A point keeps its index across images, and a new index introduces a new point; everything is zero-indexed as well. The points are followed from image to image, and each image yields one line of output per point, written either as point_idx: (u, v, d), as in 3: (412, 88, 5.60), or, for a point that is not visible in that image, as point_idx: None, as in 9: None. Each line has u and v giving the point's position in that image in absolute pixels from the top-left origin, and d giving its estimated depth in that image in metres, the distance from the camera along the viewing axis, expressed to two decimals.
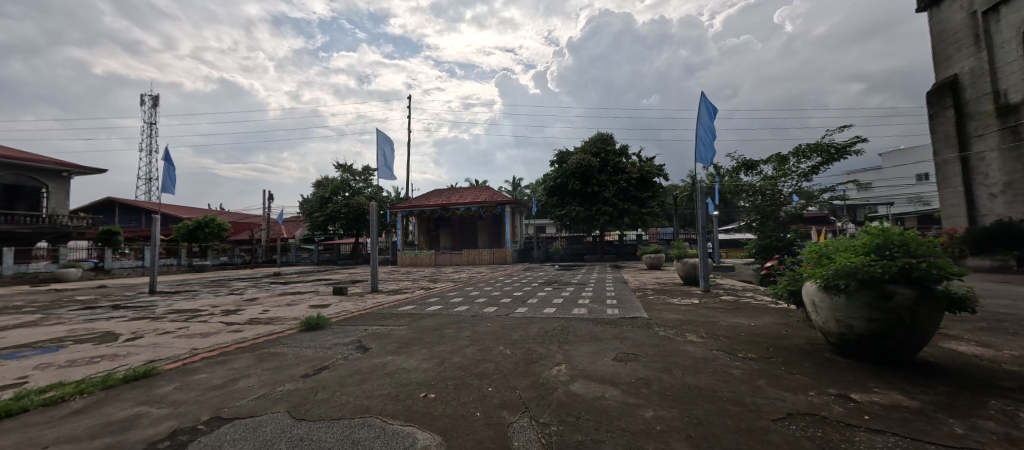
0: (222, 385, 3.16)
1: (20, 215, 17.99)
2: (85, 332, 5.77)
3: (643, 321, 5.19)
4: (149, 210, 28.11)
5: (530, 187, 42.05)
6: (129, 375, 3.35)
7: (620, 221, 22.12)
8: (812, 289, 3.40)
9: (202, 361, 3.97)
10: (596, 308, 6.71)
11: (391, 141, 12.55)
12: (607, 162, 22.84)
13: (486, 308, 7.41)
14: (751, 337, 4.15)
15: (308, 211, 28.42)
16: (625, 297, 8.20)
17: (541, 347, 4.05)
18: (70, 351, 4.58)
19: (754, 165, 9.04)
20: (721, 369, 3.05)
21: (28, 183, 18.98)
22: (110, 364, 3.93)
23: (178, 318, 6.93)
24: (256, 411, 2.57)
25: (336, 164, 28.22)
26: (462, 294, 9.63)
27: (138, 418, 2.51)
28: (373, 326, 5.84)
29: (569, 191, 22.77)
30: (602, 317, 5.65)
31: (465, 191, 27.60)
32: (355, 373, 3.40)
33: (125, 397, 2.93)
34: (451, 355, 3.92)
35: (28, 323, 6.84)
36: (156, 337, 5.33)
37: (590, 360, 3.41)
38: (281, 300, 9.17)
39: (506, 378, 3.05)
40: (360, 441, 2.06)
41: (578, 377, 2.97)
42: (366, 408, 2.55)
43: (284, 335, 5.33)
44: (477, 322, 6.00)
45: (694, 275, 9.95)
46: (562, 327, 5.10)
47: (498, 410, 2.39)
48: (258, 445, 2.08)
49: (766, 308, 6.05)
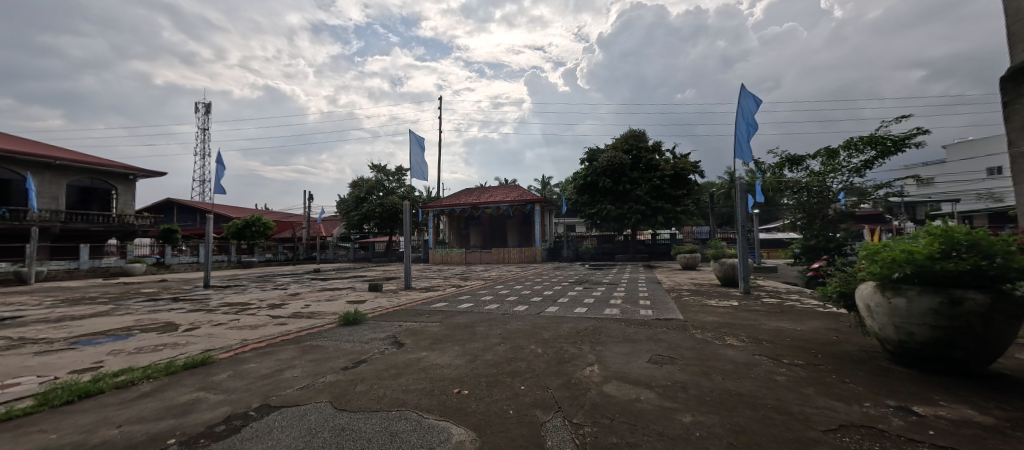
0: (270, 375, 3.36)
1: (94, 215, 19.84)
2: (150, 322, 6.31)
3: (678, 323, 5.03)
4: (203, 210, 30.20)
5: (560, 185, 41.72)
6: (188, 363, 3.63)
7: (653, 219, 21.51)
8: (867, 292, 3.17)
9: (252, 352, 4.23)
10: (629, 308, 6.56)
11: (422, 143, 12.83)
12: (640, 159, 22.27)
13: (516, 307, 7.44)
14: (796, 342, 3.94)
15: (345, 210, 29.54)
16: (659, 297, 7.98)
17: (572, 347, 4.02)
18: (138, 339, 5.01)
19: (800, 160, 8.53)
20: (764, 374, 2.91)
21: (100, 185, 20.90)
22: (172, 352, 4.27)
23: (229, 311, 7.43)
24: (301, 401, 2.70)
25: (371, 165, 29.17)
26: (493, 293, 9.71)
27: (197, 403, 2.72)
28: (407, 322, 6.00)
29: (599, 189, 22.39)
30: (635, 318, 5.52)
31: (495, 190, 27.75)
32: (391, 367, 3.50)
33: (186, 383, 3.17)
34: (483, 352, 3.96)
35: (102, 312, 7.55)
36: (211, 328, 5.74)
37: (624, 362, 3.35)
38: (321, 295, 9.60)
39: (538, 377, 3.05)
40: (398, 433, 2.12)
41: (611, 378, 2.92)
42: (403, 402, 2.63)
43: (324, 328, 5.59)
44: (508, 320, 6.02)
45: (733, 276, 9.53)
46: (594, 327, 5.04)
47: (531, 409, 2.40)
48: (304, 433, 2.18)
49: (812, 312, 5.70)
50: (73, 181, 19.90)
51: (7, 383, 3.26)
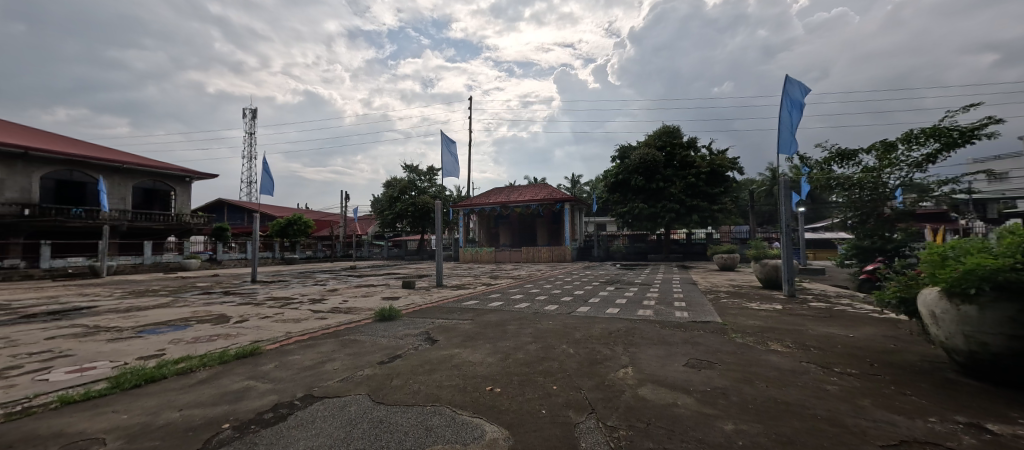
0: (312, 366, 3.53)
1: (156, 214, 21.55)
2: (205, 314, 6.80)
3: (717, 326, 4.83)
4: (250, 209, 32.10)
5: (590, 184, 41.15)
6: (239, 353, 3.87)
7: (688, 218, 20.82)
8: (932, 298, 2.91)
9: (295, 344, 4.45)
10: (663, 310, 6.37)
11: (453, 143, 13.04)
12: (674, 156, 21.56)
13: (546, 306, 7.38)
14: (848, 349, 3.69)
15: (379, 209, 30.50)
16: (695, 298, 7.72)
17: (605, 348, 3.96)
18: (195, 330, 5.41)
19: (851, 154, 7.97)
20: (813, 383, 2.74)
21: (160, 187, 22.74)
22: (224, 342, 4.58)
23: (274, 305, 7.87)
24: (341, 392, 2.82)
25: (403, 165, 29.92)
26: (522, 291, 9.73)
27: (248, 391, 2.90)
28: (439, 319, 6.11)
29: (631, 187, 21.89)
30: (670, 320, 5.36)
31: (524, 189, 27.77)
32: (425, 363, 3.58)
33: (237, 371, 3.39)
34: (515, 351, 3.97)
35: (164, 304, 8.21)
36: (258, 321, 6.11)
37: (658, 365, 3.26)
38: (358, 292, 9.99)
39: (570, 378, 3.03)
40: (433, 428, 2.17)
41: (646, 381, 2.85)
42: (437, 397, 2.68)
43: (361, 323, 5.81)
44: (538, 319, 6.01)
45: (775, 278, 9.06)
46: (627, 328, 4.93)
47: (565, 409, 2.38)
48: (345, 423, 2.28)
49: (866, 318, 5.31)
50: (138, 184, 21.76)
51: (85, 366, 3.62)
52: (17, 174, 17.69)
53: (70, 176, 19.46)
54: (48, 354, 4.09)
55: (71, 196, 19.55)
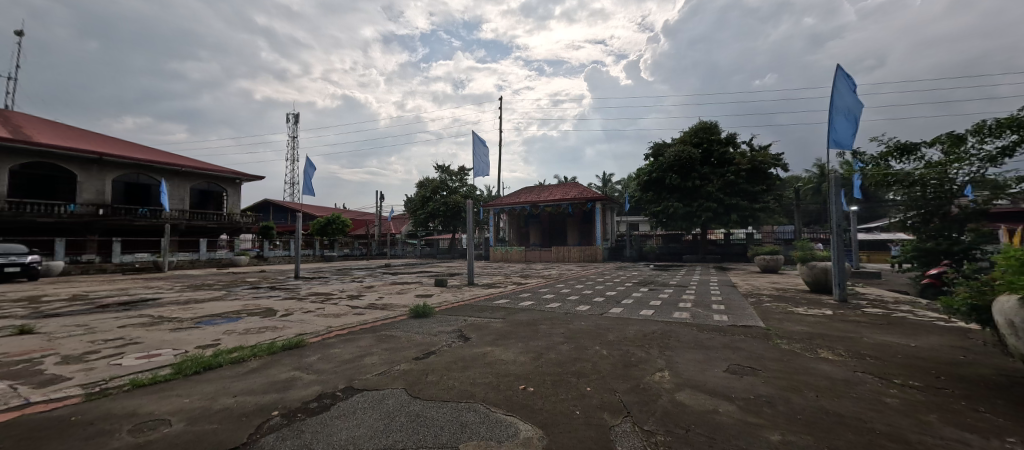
0: (352, 360, 3.68)
1: (211, 214, 23.17)
2: (254, 307, 7.25)
3: (759, 331, 4.61)
4: (293, 209, 33.86)
5: (622, 182, 40.31)
6: (285, 344, 4.11)
7: (726, 217, 19.96)
8: (1011, 306, 2.63)
9: (335, 338, 4.65)
10: (701, 313, 6.14)
11: (484, 143, 13.15)
12: (711, 153, 20.71)
13: (578, 307, 7.30)
14: (910, 360, 3.40)
15: (413, 209, 31.24)
16: (735, 302, 7.39)
17: (640, 350, 3.87)
18: (245, 322, 5.79)
19: (913, 148, 7.34)
20: (869, 395, 2.56)
21: (213, 188, 24.43)
22: (272, 334, 4.87)
23: (316, 300, 8.27)
24: (379, 386, 2.92)
25: (436, 165, 30.45)
26: (553, 291, 9.68)
27: (294, 381, 3.06)
28: (472, 317, 6.19)
29: (666, 185, 21.21)
30: (708, 324, 5.16)
31: (555, 188, 27.57)
32: (458, 360, 3.65)
33: (284, 362, 3.60)
34: (547, 351, 3.96)
35: (218, 297, 8.84)
36: (302, 315, 6.43)
37: (697, 369, 3.15)
38: (393, 289, 10.31)
39: (604, 379, 2.98)
40: (468, 424, 2.20)
41: (684, 386, 2.76)
42: (471, 394, 2.72)
43: (396, 320, 6.00)
44: (570, 319, 5.96)
45: (824, 282, 8.50)
46: (663, 331, 4.79)
47: (599, 412, 2.35)
48: (384, 415, 2.36)
49: (930, 326, 4.87)
50: (194, 185, 23.47)
51: (153, 353, 3.97)
52: (92, 177, 19.56)
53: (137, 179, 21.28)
54: (122, 341, 4.51)
55: (138, 198, 21.39)
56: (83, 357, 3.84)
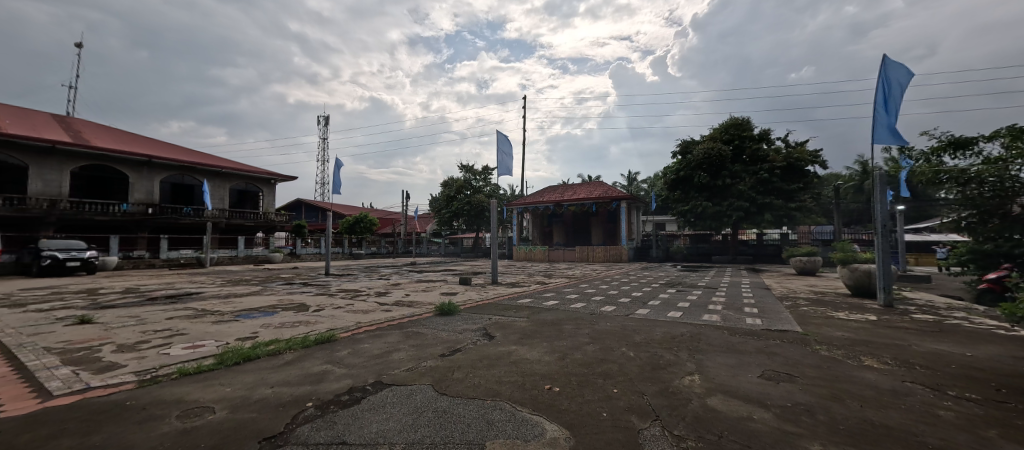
0: (380, 355, 3.77)
1: (248, 213, 24.32)
2: (288, 302, 7.57)
3: (796, 336, 4.42)
4: (324, 208, 35.06)
5: (648, 181, 39.48)
6: (318, 339, 4.26)
7: (759, 217, 19.19)
8: None
9: (364, 334, 4.78)
10: (732, 316, 5.92)
11: (508, 142, 13.18)
12: (743, 150, 19.94)
13: (603, 307, 7.20)
14: (967, 371, 3.16)
15: (437, 208, 31.69)
16: (768, 305, 7.10)
17: (668, 353, 3.77)
18: (281, 316, 6.05)
19: (969, 142, 6.81)
20: (920, 407, 2.39)
21: (250, 188, 25.61)
22: (305, 329, 5.07)
23: (346, 296, 8.55)
24: (407, 381, 2.98)
25: (460, 165, 30.75)
26: (577, 291, 9.61)
27: (327, 374, 3.18)
28: (496, 316, 6.22)
29: (694, 184, 20.62)
30: (740, 327, 4.98)
31: (579, 187, 27.30)
32: (483, 358, 3.67)
33: (317, 355, 3.73)
34: (572, 351, 3.93)
35: (255, 292, 9.27)
36: (332, 310, 6.65)
37: (729, 374, 3.04)
38: (418, 286, 10.51)
39: (631, 382, 2.92)
40: (494, 422, 2.22)
41: (715, 391, 2.67)
42: (497, 392, 2.74)
43: (422, 317, 6.11)
44: (595, 320, 5.89)
45: (867, 285, 8.02)
46: (692, 333, 4.66)
47: (627, 414, 2.31)
48: (412, 409, 2.41)
49: (989, 335, 4.51)
50: (233, 185, 24.68)
51: (197, 344, 4.21)
52: (142, 178, 20.90)
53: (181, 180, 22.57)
54: (169, 332, 4.81)
55: (183, 198, 22.70)
56: (135, 346, 4.12)
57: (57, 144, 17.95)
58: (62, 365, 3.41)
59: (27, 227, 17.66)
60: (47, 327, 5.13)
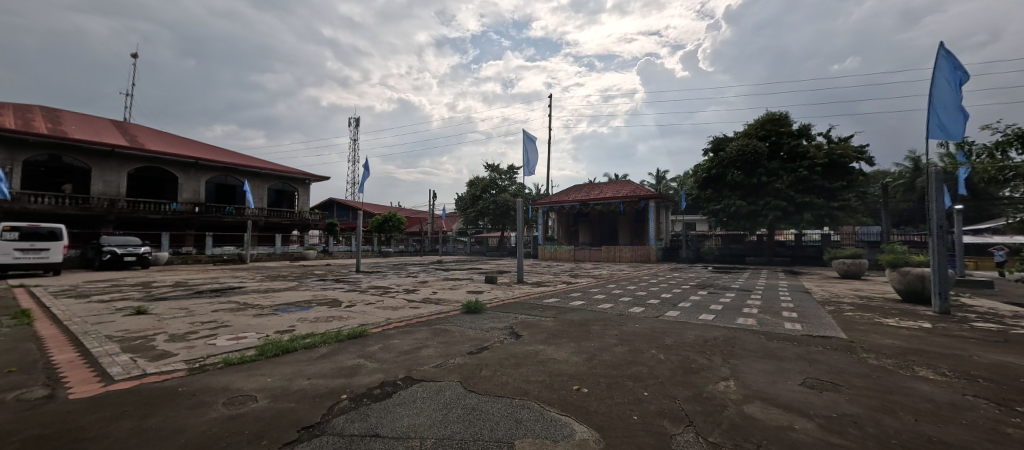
0: (410, 351, 3.85)
1: (285, 211, 25.43)
2: (321, 298, 7.86)
3: (840, 343, 4.18)
4: (355, 207, 36.19)
5: (677, 179, 38.41)
6: (351, 333, 4.40)
7: (798, 217, 18.27)
8: None
9: (394, 330, 4.90)
10: (769, 320, 5.66)
11: (534, 141, 13.15)
12: (780, 146, 19.05)
13: (631, 308, 7.06)
14: None
15: (464, 207, 32.01)
16: (808, 309, 6.75)
17: (701, 357, 3.65)
18: (315, 311, 6.29)
19: None
20: (984, 423, 2.20)
21: (287, 188, 26.77)
22: (337, 323, 5.24)
23: (375, 293, 8.79)
24: (436, 377, 3.03)
25: (486, 164, 30.94)
26: (604, 291, 9.47)
27: (359, 368, 3.27)
28: (522, 315, 6.23)
29: (727, 182, 19.87)
30: (779, 332, 4.76)
31: (605, 186, 26.88)
32: (510, 357, 3.68)
33: (351, 350, 3.86)
34: (600, 352, 3.88)
35: (291, 287, 9.68)
36: (363, 306, 6.86)
37: (767, 381, 2.92)
38: (445, 284, 10.66)
39: (663, 385, 2.85)
40: (523, 421, 2.22)
41: (753, 398, 2.56)
42: (524, 391, 2.74)
43: (450, 314, 6.20)
44: (624, 321, 5.78)
45: (920, 290, 7.49)
46: (726, 337, 4.49)
47: (658, 418, 2.26)
48: (441, 405, 2.45)
49: None
50: (271, 185, 25.87)
51: (240, 335, 4.45)
52: (190, 179, 22.27)
53: (224, 180, 23.86)
54: (215, 324, 5.12)
55: (226, 197, 23.99)
56: (186, 336, 4.40)
57: (115, 147, 19.32)
58: (122, 352, 3.69)
59: (90, 224, 19.19)
60: (109, 316, 5.58)
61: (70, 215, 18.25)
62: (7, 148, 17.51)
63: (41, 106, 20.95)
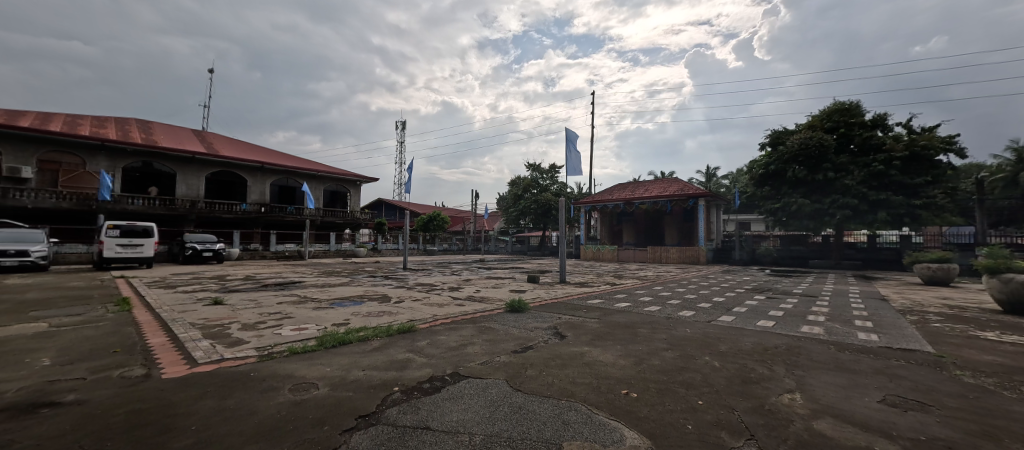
0: (457, 347, 3.94)
1: (339, 211, 26.97)
2: (372, 293, 8.26)
3: (926, 357, 3.73)
4: (402, 207, 37.67)
5: (730, 177, 36.23)
6: (400, 328, 4.58)
7: (871, 216, 16.57)
8: None
9: (440, 326, 5.04)
10: (839, 329, 5.18)
11: (576, 139, 12.97)
12: (851, 138, 17.35)
13: (680, 312, 6.77)
14: None
15: (506, 207, 32.21)
16: (886, 318, 6.07)
17: (761, 366, 3.41)
18: (367, 305, 6.63)
19: None
20: None
21: (341, 189, 28.38)
22: (387, 318, 5.49)
23: (422, 290, 9.08)
24: (482, 374, 3.08)
25: (527, 164, 30.94)
26: (651, 293, 9.14)
27: (408, 362, 3.39)
28: (566, 315, 6.17)
29: (787, 179, 18.45)
30: (850, 343, 4.34)
31: (651, 184, 25.95)
32: (556, 357, 3.65)
33: (401, 344, 4.03)
34: (649, 356, 3.74)
35: (345, 283, 10.27)
36: (410, 303, 7.10)
37: (838, 395, 2.68)
38: (488, 283, 10.79)
39: (718, 394, 2.70)
40: (570, 423, 2.19)
41: (823, 413, 2.36)
42: (571, 393, 2.70)
43: (493, 313, 6.28)
44: (673, 325, 5.55)
45: None
46: (789, 346, 4.16)
47: (715, 429, 2.14)
48: (488, 403, 2.47)
49: None
50: (326, 186, 27.53)
51: (302, 327, 4.79)
52: (257, 181, 24.29)
53: (286, 182, 25.75)
54: (280, 315, 5.55)
55: (287, 198, 25.88)
56: (255, 325, 4.81)
57: (196, 154, 21.58)
58: (203, 338, 4.11)
59: (175, 222, 21.51)
60: (192, 305, 6.24)
61: (160, 214, 20.55)
62: (111, 156, 20.08)
63: (136, 119, 23.77)
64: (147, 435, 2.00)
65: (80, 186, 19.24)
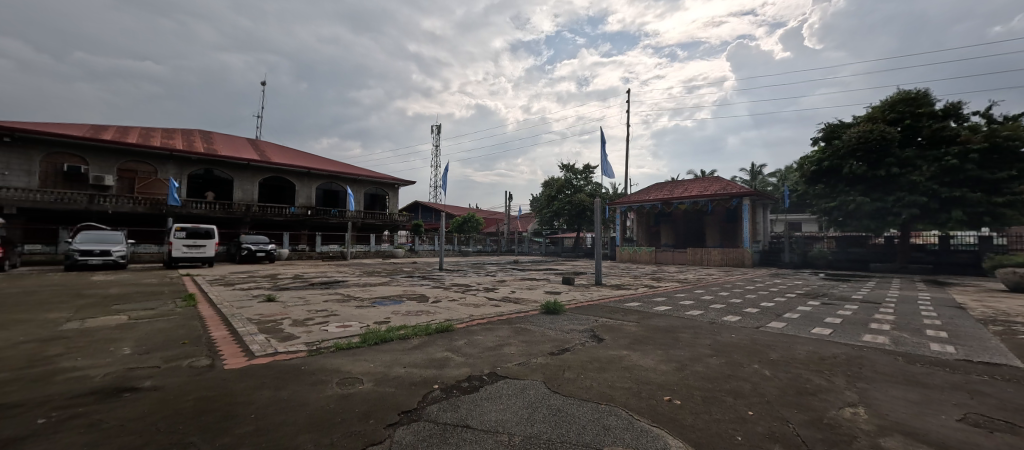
0: (494, 348, 3.97)
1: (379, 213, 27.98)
2: (411, 293, 8.50)
3: (1015, 373, 3.32)
4: (438, 209, 38.51)
5: (777, 174, 34.13)
6: (438, 328, 4.68)
7: (943, 215, 15.04)
8: None
9: (476, 326, 5.10)
10: (907, 339, 4.72)
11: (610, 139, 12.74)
12: (917, 130, 15.85)
13: (724, 317, 6.45)
14: None
15: (539, 208, 32.10)
16: (964, 328, 5.47)
17: (818, 376, 3.18)
18: (406, 305, 6.83)
19: None
20: None
21: (381, 191, 29.44)
22: (426, 318, 5.62)
23: (458, 290, 9.22)
24: (519, 375, 3.08)
25: (561, 165, 30.69)
26: (692, 297, 8.77)
27: (446, 361, 3.45)
28: (603, 318, 6.04)
29: (844, 176, 17.13)
30: (922, 354, 3.94)
31: (690, 183, 24.97)
32: (594, 360, 3.59)
33: (439, 343, 4.11)
34: (692, 362, 3.60)
35: (384, 283, 10.61)
36: (447, 303, 7.24)
37: (909, 412, 2.44)
38: (522, 284, 10.77)
39: (770, 405, 2.55)
40: (611, 428, 2.14)
41: (891, 430, 2.16)
42: (611, 397, 2.65)
43: (529, 314, 6.26)
44: (717, 330, 5.30)
45: None
46: (850, 356, 3.84)
47: (767, 442, 2.02)
48: (525, 404, 2.47)
49: None
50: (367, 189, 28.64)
51: (346, 324, 5.01)
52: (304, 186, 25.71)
53: (330, 186, 27.05)
54: (326, 312, 5.83)
55: (331, 201, 27.18)
56: (305, 322, 5.09)
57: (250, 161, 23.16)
58: (259, 333, 4.40)
59: (233, 225, 23.16)
60: (249, 302, 6.71)
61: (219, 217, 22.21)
62: (178, 164, 21.99)
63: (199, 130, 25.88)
64: (210, 421, 2.15)
65: (153, 192, 21.14)
